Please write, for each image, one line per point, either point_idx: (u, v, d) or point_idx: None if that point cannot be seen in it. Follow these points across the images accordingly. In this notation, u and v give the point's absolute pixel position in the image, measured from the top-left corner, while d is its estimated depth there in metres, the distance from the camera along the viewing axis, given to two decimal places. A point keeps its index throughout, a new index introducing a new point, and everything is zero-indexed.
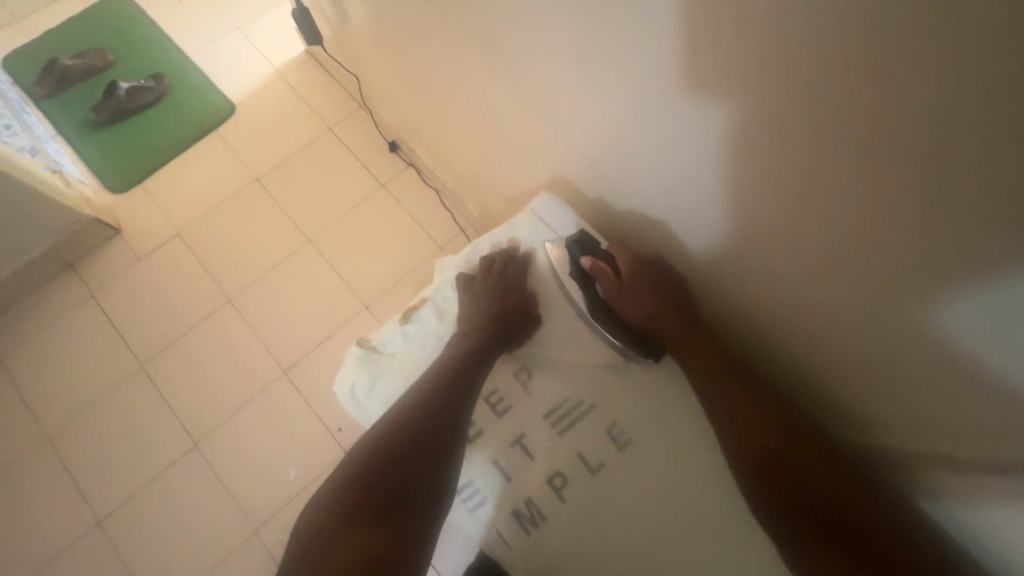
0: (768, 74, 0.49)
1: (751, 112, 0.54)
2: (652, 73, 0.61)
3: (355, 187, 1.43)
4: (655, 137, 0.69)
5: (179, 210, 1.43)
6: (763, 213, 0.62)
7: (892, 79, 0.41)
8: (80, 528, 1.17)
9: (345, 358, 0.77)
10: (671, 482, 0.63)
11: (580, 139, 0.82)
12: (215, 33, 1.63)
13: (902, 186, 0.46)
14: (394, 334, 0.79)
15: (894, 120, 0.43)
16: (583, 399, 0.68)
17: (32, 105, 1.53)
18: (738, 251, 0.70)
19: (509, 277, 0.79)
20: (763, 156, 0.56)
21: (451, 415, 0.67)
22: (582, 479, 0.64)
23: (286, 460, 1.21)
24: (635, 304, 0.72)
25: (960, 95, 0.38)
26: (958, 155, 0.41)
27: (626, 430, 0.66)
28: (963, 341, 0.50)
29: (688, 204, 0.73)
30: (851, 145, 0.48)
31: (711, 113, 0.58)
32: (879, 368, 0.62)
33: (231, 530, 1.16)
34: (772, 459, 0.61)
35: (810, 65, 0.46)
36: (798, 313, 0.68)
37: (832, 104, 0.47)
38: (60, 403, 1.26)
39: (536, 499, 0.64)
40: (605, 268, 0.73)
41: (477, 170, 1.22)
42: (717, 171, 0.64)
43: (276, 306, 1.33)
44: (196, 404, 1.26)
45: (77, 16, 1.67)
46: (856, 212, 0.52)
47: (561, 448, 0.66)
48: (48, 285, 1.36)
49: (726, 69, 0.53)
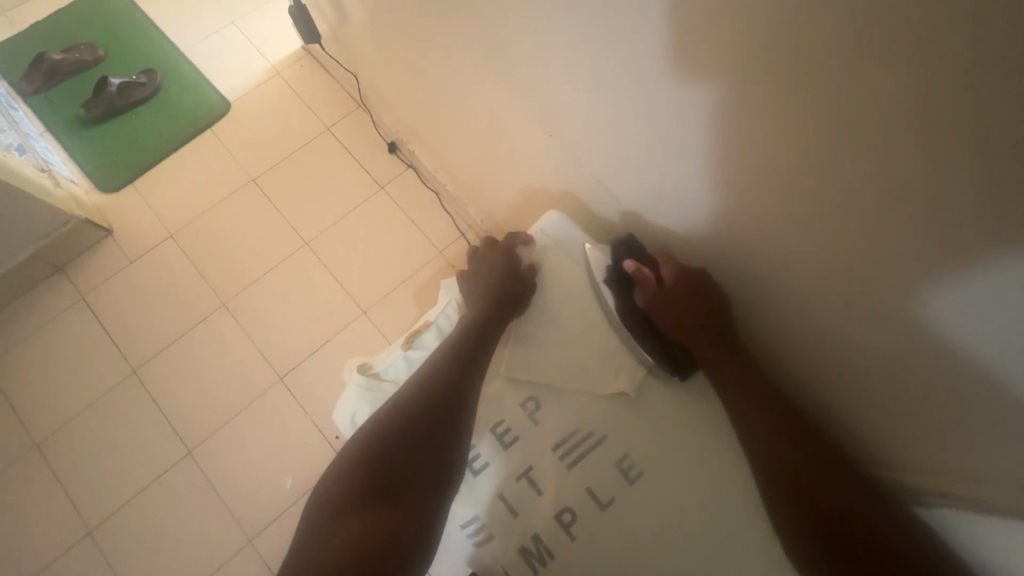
0: (796, 100, 0.48)
1: (775, 138, 0.52)
2: (666, 90, 0.59)
3: (353, 188, 1.41)
4: (661, 147, 0.66)
5: (172, 211, 1.40)
6: (780, 240, 0.60)
7: (934, 115, 0.40)
8: (71, 538, 1.14)
9: (347, 387, 0.76)
10: (682, 513, 0.62)
11: (586, 151, 0.80)
12: (210, 28, 1.59)
13: (936, 224, 0.44)
14: (398, 360, 0.77)
15: (934, 156, 0.41)
16: (593, 430, 0.66)
17: (19, 101, 1.49)
18: (748, 272, 0.68)
19: (508, 275, 0.78)
20: (785, 183, 0.55)
21: (455, 401, 0.66)
22: (591, 515, 0.62)
23: (283, 468, 1.19)
24: (670, 312, 0.70)
25: (1010, 137, 0.37)
26: (1002, 197, 0.39)
27: (637, 463, 0.64)
28: (964, 332, 0.48)
29: (686, 207, 0.71)
30: (883, 178, 0.46)
31: (729, 136, 0.56)
32: (883, 383, 0.60)
33: (227, 539, 1.14)
34: (783, 481, 0.59)
35: (841, 96, 0.44)
36: (806, 337, 0.66)
37: (864, 135, 0.45)
38: (50, 408, 1.24)
39: (544, 536, 0.62)
40: (647, 273, 0.72)
41: (479, 176, 1.19)
42: (731, 193, 0.62)
43: (273, 311, 1.30)
44: (190, 412, 1.23)
45: (66, 10, 1.63)
46: (882, 247, 0.50)
47: (569, 481, 0.64)
48: (38, 287, 1.33)
49: (749, 93, 0.51)
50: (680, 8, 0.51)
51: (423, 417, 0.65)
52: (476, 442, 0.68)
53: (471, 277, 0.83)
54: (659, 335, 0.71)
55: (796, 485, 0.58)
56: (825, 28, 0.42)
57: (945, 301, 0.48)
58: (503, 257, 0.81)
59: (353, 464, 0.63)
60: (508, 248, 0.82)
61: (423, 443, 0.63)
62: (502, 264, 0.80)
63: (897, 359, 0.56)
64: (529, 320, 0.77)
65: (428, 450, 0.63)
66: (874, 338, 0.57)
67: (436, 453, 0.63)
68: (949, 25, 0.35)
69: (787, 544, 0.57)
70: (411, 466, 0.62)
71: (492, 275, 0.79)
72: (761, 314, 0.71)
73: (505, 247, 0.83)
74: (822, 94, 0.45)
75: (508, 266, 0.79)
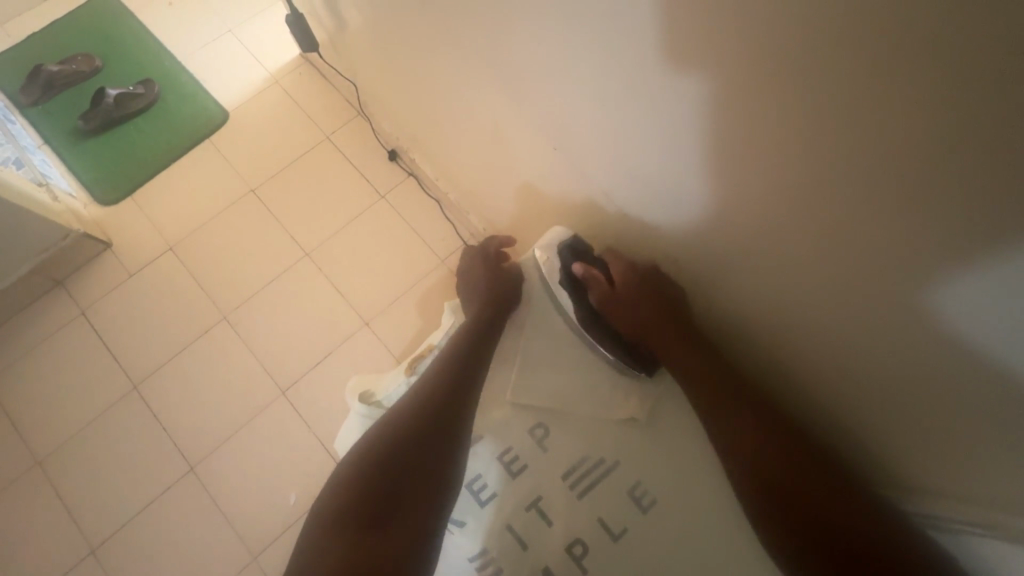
0: (822, 117, 0.45)
1: (793, 157, 0.50)
2: (671, 105, 0.57)
3: (353, 197, 1.39)
4: (666, 162, 0.64)
5: (171, 223, 1.38)
6: (796, 261, 0.58)
7: (986, 140, 0.37)
8: (75, 557, 1.13)
9: (348, 417, 0.73)
10: (697, 543, 0.60)
11: (591, 165, 0.78)
12: (208, 37, 1.57)
13: (976, 254, 0.42)
14: (398, 385, 0.75)
15: (981, 183, 0.38)
16: (604, 457, 0.64)
17: (17, 114, 1.47)
18: (761, 292, 0.66)
19: (509, 278, 0.80)
20: (798, 205, 0.53)
21: (447, 424, 0.65)
22: (604, 546, 0.60)
23: (286, 485, 1.17)
24: (622, 310, 0.72)
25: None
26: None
27: (650, 490, 0.62)
28: (993, 353, 0.45)
29: (695, 224, 0.68)
30: (906, 202, 0.44)
31: (744, 155, 0.54)
32: (908, 412, 0.57)
33: (230, 556, 1.13)
34: (780, 491, 0.58)
35: (875, 115, 0.41)
36: (824, 360, 0.64)
37: (901, 158, 0.42)
38: (53, 425, 1.22)
39: (555, 570, 0.59)
40: (596, 275, 0.74)
41: (480, 185, 1.17)
42: (743, 213, 0.59)
43: (273, 325, 1.29)
44: (192, 427, 1.22)
45: (64, 20, 1.61)
46: (914, 273, 0.47)
47: (580, 510, 0.62)
48: (37, 302, 1.32)
49: (769, 111, 0.48)
50: (694, 19, 0.48)
51: (413, 443, 0.63)
52: (483, 471, 0.66)
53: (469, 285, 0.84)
54: (618, 335, 0.73)
55: (794, 499, 0.57)
56: (842, 46, 0.40)
57: (971, 322, 0.45)
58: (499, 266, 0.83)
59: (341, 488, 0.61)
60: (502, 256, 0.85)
61: (411, 475, 0.62)
62: (499, 272, 0.82)
63: (921, 385, 0.54)
64: (535, 340, 0.75)
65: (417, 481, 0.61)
66: (894, 362, 0.55)
67: (437, 463, 0.63)
68: (1008, 44, 0.32)
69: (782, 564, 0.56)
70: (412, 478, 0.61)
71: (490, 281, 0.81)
72: (772, 333, 0.69)
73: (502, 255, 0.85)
74: (854, 113, 0.43)
75: (505, 272, 0.81)
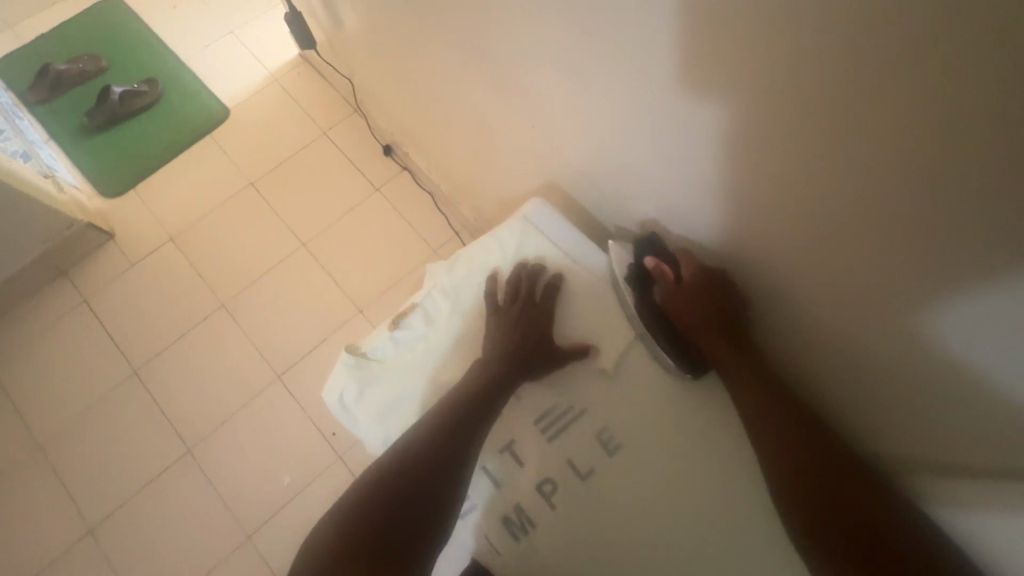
0: (747, 92, 0.46)
1: (722, 114, 0.50)
2: (622, 70, 0.57)
3: (350, 190, 1.43)
4: (637, 135, 0.62)
5: (173, 215, 1.42)
6: (790, 260, 0.55)
7: (887, 105, 0.38)
8: (73, 537, 1.16)
9: (334, 365, 0.70)
10: (663, 484, 0.61)
11: (570, 156, 0.78)
12: (209, 38, 1.63)
13: (909, 217, 0.42)
14: (383, 340, 0.71)
15: (892, 145, 0.39)
16: (574, 404, 0.66)
17: (24, 111, 1.52)
18: (726, 261, 0.64)
19: (537, 303, 0.71)
20: (736, 164, 0.53)
21: (451, 477, 0.59)
22: (572, 485, 0.62)
23: (280, 466, 1.20)
24: (687, 311, 0.64)
25: (971, 128, 0.34)
26: (970, 192, 0.37)
27: (617, 434, 0.64)
28: (913, 286, 0.46)
29: (681, 207, 0.65)
30: (814, 148, 0.45)
31: (707, 147, 0.54)
32: (874, 386, 0.56)
33: (224, 536, 1.16)
34: (804, 492, 0.55)
35: (791, 78, 0.42)
36: (805, 354, 0.62)
37: (819, 128, 0.43)
38: (55, 409, 1.26)
39: (526, 506, 0.62)
40: (666, 270, 0.65)
41: (469, 175, 1.21)
42: (699, 178, 0.59)
43: (271, 312, 1.33)
44: (189, 411, 1.25)
45: (71, 22, 1.67)
46: (855, 245, 0.48)
47: (551, 453, 0.64)
48: (41, 292, 1.36)
49: (705, 88, 0.49)
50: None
51: (413, 492, 0.57)
52: None
53: (497, 309, 0.71)
54: (679, 334, 0.66)
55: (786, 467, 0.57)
56: None
57: (883, 265, 0.47)
58: (528, 296, 0.71)
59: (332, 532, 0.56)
60: (529, 274, 0.72)
61: (408, 527, 0.56)
62: (530, 308, 0.70)
63: (915, 391, 0.51)
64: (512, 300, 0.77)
65: (412, 535, 0.56)
66: (876, 352, 0.53)
67: (434, 519, 0.57)
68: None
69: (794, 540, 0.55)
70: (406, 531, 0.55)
71: (521, 319, 0.69)
72: None
73: (529, 275, 0.72)
74: None
75: (535, 309, 0.70)
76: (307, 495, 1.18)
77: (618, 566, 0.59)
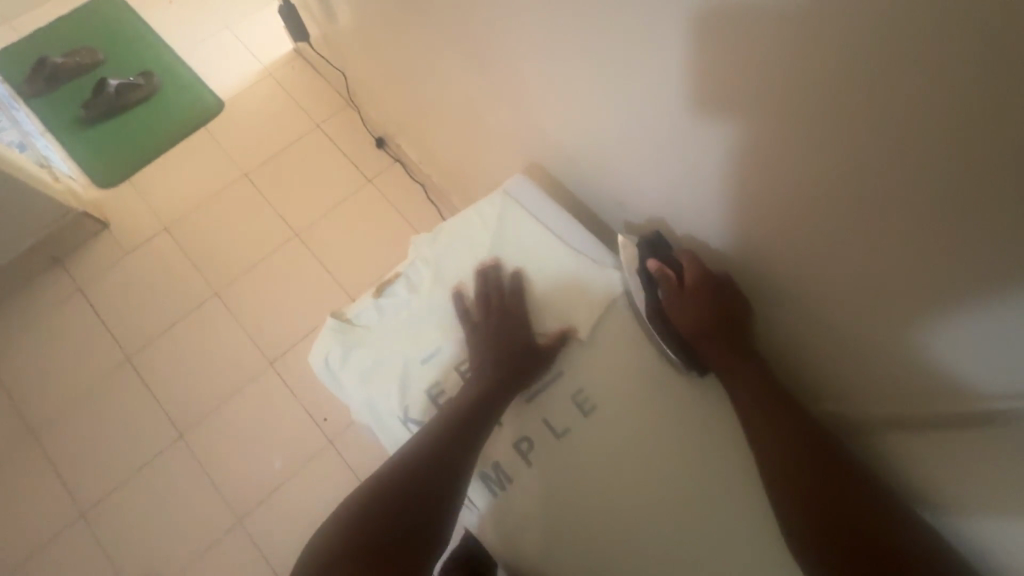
0: (705, 59, 0.49)
1: (679, 80, 0.53)
2: (590, 44, 0.60)
3: (343, 182, 1.46)
4: (615, 111, 0.64)
5: (168, 206, 1.44)
6: (757, 228, 0.58)
7: (828, 66, 0.40)
8: (63, 520, 1.17)
9: (318, 330, 0.72)
10: (636, 445, 0.63)
11: (550, 135, 0.80)
12: (205, 33, 1.65)
13: (853, 170, 0.44)
14: (368, 307, 0.73)
15: (831, 103, 0.42)
16: (551, 366, 0.68)
17: (21, 103, 1.55)
18: (700, 229, 0.67)
19: (507, 305, 0.71)
20: (692, 130, 0.56)
21: (448, 486, 0.60)
22: (548, 444, 0.64)
23: (272, 451, 1.22)
24: (690, 314, 0.64)
25: (902, 78, 0.37)
26: (906, 141, 0.39)
27: (592, 396, 0.66)
28: (859, 245, 0.48)
29: (659, 180, 0.67)
30: (762, 110, 0.48)
31: (670, 113, 0.57)
32: (865, 372, 0.57)
33: (216, 519, 1.17)
34: (809, 489, 0.55)
35: (737, 44, 0.45)
36: (812, 360, 0.63)
37: (767, 90, 0.46)
38: (49, 395, 1.27)
39: (503, 464, 0.64)
40: (670, 274, 0.66)
41: (459, 165, 1.23)
42: (667, 146, 0.61)
43: (264, 300, 1.35)
44: (182, 397, 1.27)
45: (69, 16, 1.69)
46: (810, 205, 0.50)
47: (528, 413, 0.66)
48: (35, 280, 1.37)
49: (667, 57, 0.52)
50: None
51: (416, 491, 0.58)
52: (439, 375, 0.69)
53: (468, 322, 0.71)
54: (679, 335, 0.66)
55: (785, 465, 0.57)
56: None
57: (830, 220, 0.49)
58: (491, 303, 0.71)
59: (327, 544, 0.55)
60: (486, 282, 0.72)
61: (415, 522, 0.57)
62: (498, 313, 0.70)
63: (915, 386, 0.52)
64: None
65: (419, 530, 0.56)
66: (873, 346, 0.54)
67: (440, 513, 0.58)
68: None
69: (793, 544, 0.54)
70: (416, 526, 0.56)
71: (499, 327, 0.69)
72: None
73: (485, 282, 0.72)
74: None
75: (502, 315, 0.70)
76: (298, 480, 1.19)
77: (591, 521, 0.61)
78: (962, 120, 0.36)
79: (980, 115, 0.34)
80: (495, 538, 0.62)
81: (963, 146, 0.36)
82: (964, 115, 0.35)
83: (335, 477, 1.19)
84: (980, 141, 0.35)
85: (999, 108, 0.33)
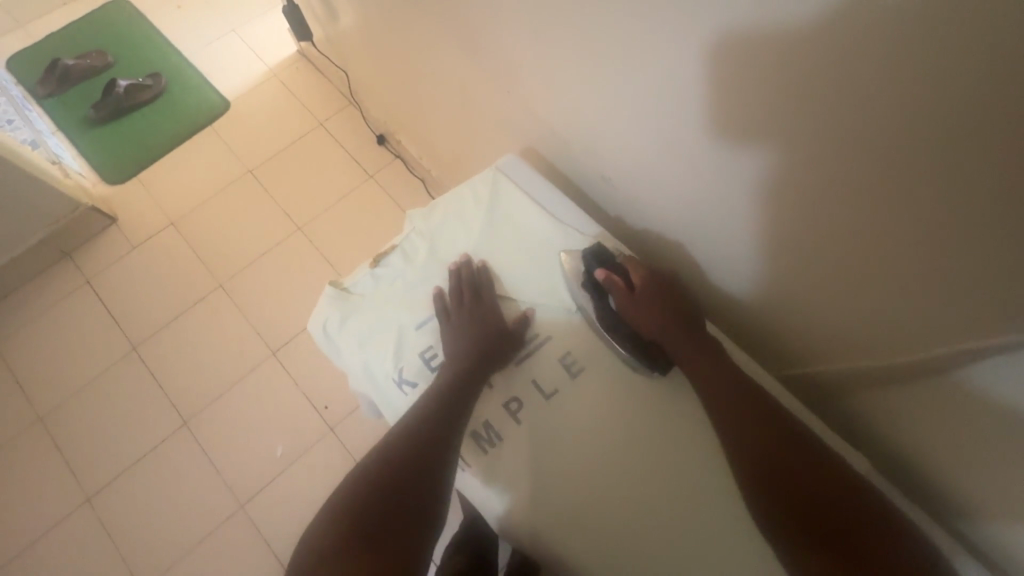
0: (669, 31, 0.52)
1: (646, 50, 0.56)
2: (567, 23, 0.63)
3: (345, 178, 1.49)
4: (595, 90, 0.67)
5: (174, 201, 1.48)
6: (731, 197, 0.61)
7: (778, 29, 0.43)
8: (69, 504, 1.20)
9: (317, 297, 0.75)
10: (619, 405, 0.66)
11: (539, 119, 0.83)
12: (211, 36, 1.70)
13: (808, 129, 0.47)
14: (365, 276, 0.76)
15: (784, 65, 0.45)
16: (540, 332, 0.72)
17: (34, 104, 1.59)
18: (677, 201, 0.69)
19: (483, 297, 0.73)
20: (661, 99, 0.59)
21: (440, 466, 0.62)
22: (536, 404, 0.67)
23: (274, 438, 1.24)
24: (647, 313, 0.68)
25: (850, 38, 0.39)
26: (858, 99, 0.42)
27: (578, 359, 0.69)
28: (823, 204, 0.51)
29: (639, 157, 0.69)
30: (724, 77, 0.50)
31: (638, 84, 0.60)
32: (868, 353, 0.59)
33: (218, 504, 1.19)
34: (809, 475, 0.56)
35: (697, 14, 0.48)
36: (816, 350, 0.66)
37: (727, 57, 0.49)
38: (57, 384, 1.30)
39: (493, 422, 0.67)
40: (618, 281, 0.69)
41: (457, 159, 1.26)
42: (641, 119, 0.64)
43: (267, 293, 1.37)
44: (186, 386, 1.29)
45: (81, 21, 1.75)
46: (779, 167, 0.52)
47: (518, 376, 0.69)
48: (45, 273, 1.41)
49: (635, 30, 0.55)
50: None
51: (411, 469, 0.62)
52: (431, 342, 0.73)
53: (446, 317, 0.72)
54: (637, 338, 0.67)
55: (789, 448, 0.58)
56: None
57: (794, 181, 0.52)
58: (469, 298, 0.73)
59: (325, 535, 0.57)
60: (461, 279, 0.74)
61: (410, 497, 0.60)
62: (476, 306, 0.72)
63: (920, 372, 0.54)
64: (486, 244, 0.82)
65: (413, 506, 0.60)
66: (878, 331, 0.56)
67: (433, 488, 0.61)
68: None
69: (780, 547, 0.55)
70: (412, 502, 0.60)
71: (475, 317, 0.71)
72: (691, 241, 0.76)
73: (460, 280, 0.74)
74: None
75: (479, 307, 0.72)
76: (298, 466, 1.21)
77: (577, 477, 0.63)
78: (908, 74, 0.38)
79: (910, 66, 0.37)
80: (485, 494, 0.64)
81: (905, 98, 0.39)
82: (906, 70, 0.38)
83: (336, 464, 1.21)
84: (927, 92, 0.37)
85: (945, 60, 0.35)
